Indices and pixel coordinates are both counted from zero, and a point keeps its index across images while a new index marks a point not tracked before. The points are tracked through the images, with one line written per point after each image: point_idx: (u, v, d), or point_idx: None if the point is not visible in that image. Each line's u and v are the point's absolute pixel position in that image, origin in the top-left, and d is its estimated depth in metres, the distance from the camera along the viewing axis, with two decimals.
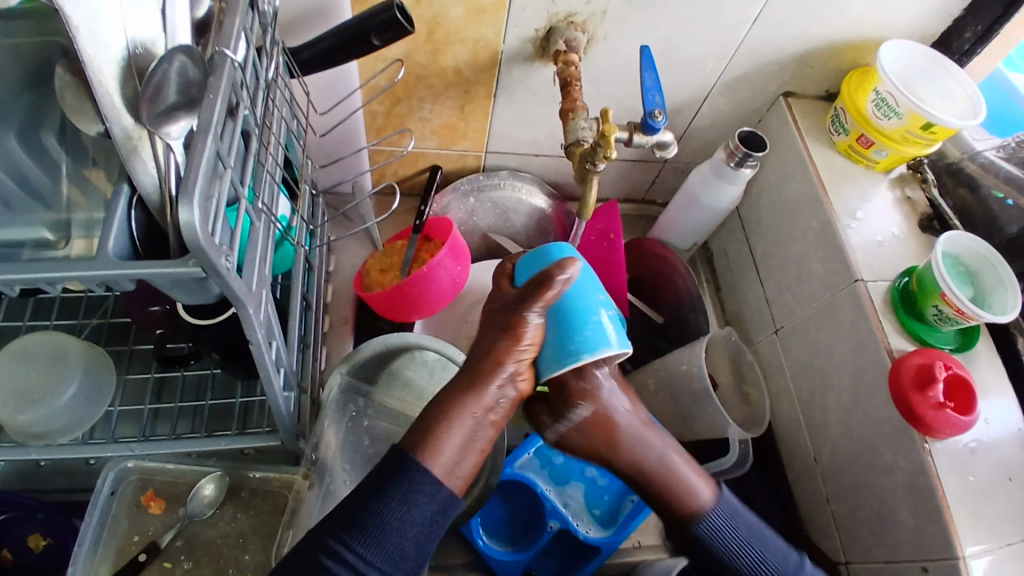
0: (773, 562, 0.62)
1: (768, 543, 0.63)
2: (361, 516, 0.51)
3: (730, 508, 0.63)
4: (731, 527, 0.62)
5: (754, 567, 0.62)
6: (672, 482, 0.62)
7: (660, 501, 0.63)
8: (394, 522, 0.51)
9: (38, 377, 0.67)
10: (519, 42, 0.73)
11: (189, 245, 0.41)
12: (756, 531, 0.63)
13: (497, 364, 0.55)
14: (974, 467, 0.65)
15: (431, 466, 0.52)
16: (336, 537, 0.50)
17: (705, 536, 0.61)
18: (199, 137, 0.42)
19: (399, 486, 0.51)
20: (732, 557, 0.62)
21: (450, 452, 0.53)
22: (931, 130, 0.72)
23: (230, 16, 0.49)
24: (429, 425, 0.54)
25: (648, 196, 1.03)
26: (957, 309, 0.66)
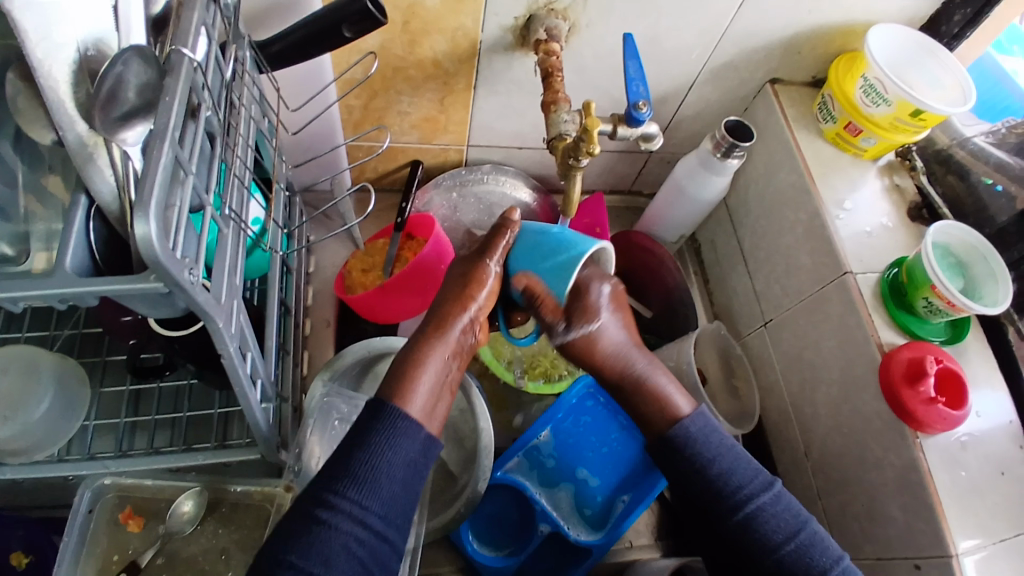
0: (742, 476, 0.59)
1: (738, 459, 0.60)
2: (350, 463, 0.51)
3: (709, 426, 0.61)
4: (705, 436, 0.60)
5: (724, 477, 0.58)
6: (652, 391, 0.63)
7: (638, 405, 0.63)
8: (383, 462, 0.51)
9: (9, 393, 0.64)
10: (499, 31, 0.70)
11: (148, 260, 0.39)
12: (724, 444, 0.60)
13: (457, 309, 0.59)
14: (965, 461, 0.64)
15: (408, 409, 0.54)
16: (330, 489, 0.50)
17: (679, 443, 0.60)
18: (156, 143, 0.40)
19: (384, 429, 0.52)
20: (704, 466, 0.59)
21: (426, 395, 0.55)
22: (920, 117, 0.71)
23: (188, 10, 0.46)
24: (401, 373, 0.56)
25: (634, 187, 1.01)
26: (948, 301, 0.65)
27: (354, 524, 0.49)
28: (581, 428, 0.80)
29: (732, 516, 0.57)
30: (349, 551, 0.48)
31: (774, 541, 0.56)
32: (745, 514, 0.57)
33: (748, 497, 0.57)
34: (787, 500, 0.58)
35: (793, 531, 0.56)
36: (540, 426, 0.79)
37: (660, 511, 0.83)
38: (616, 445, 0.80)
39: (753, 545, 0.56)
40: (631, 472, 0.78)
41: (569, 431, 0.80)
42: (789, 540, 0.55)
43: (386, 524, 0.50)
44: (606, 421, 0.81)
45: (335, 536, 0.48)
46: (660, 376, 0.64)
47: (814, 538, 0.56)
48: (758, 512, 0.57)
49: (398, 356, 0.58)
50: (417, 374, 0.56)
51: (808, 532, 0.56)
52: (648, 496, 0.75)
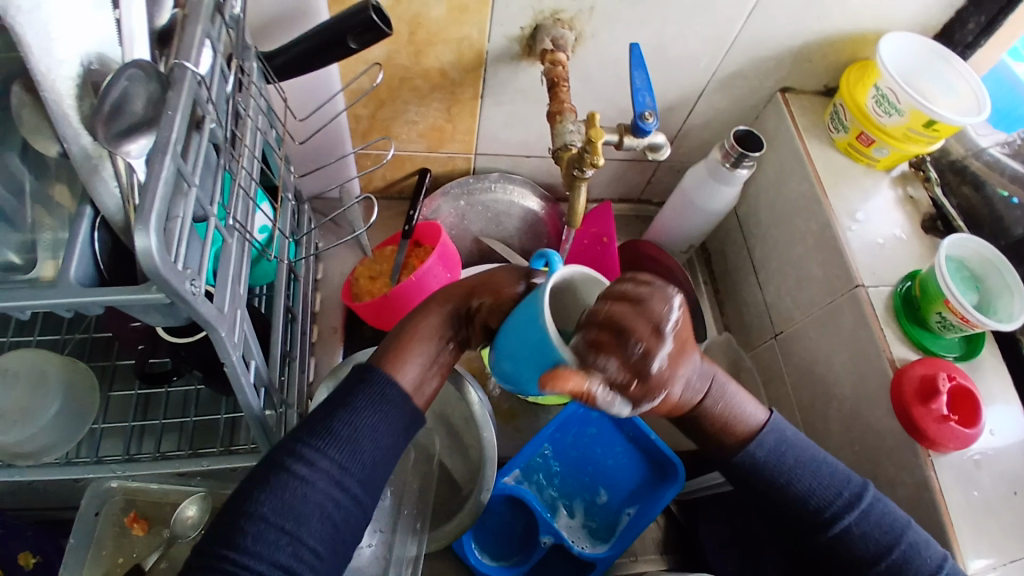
0: (831, 484, 0.55)
1: (819, 474, 0.56)
2: (332, 423, 0.51)
3: (779, 440, 0.57)
4: (780, 452, 0.56)
5: (807, 496, 0.55)
6: (721, 413, 0.55)
7: (703, 429, 0.56)
8: (364, 427, 0.51)
9: (21, 396, 0.65)
10: (505, 41, 0.70)
11: (148, 273, 0.39)
12: (807, 456, 0.56)
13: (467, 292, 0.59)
14: (979, 481, 0.62)
15: (396, 376, 0.54)
16: (308, 445, 0.50)
17: (756, 464, 0.56)
18: (157, 156, 0.40)
19: (372, 393, 0.52)
20: (785, 483, 0.55)
21: (418, 364, 0.55)
22: (932, 127, 0.69)
23: (191, 25, 0.47)
24: (396, 340, 0.56)
25: (644, 196, 1.01)
26: (961, 317, 0.64)
27: (331, 484, 0.49)
28: (587, 440, 0.80)
29: (824, 532, 0.54)
30: (325, 512, 0.48)
31: (873, 555, 0.54)
32: (837, 532, 0.54)
33: (835, 516, 0.54)
34: (882, 509, 0.55)
35: (890, 543, 0.54)
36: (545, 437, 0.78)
37: (668, 525, 0.83)
38: (621, 458, 0.79)
39: (853, 559, 0.54)
40: (636, 484, 0.78)
41: (573, 443, 0.80)
42: (887, 557, 0.53)
43: (363, 489, 0.51)
44: (611, 432, 0.79)
45: (312, 494, 0.48)
46: (730, 390, 0.56)
47: (915, 541, 0.54)
48: (851, 528, 0.54)
49: (395, 328, 0.58)
50: (411, 345, 0.55)
51: (908, 542, 0.54)
52: (652, 508, 0.74)
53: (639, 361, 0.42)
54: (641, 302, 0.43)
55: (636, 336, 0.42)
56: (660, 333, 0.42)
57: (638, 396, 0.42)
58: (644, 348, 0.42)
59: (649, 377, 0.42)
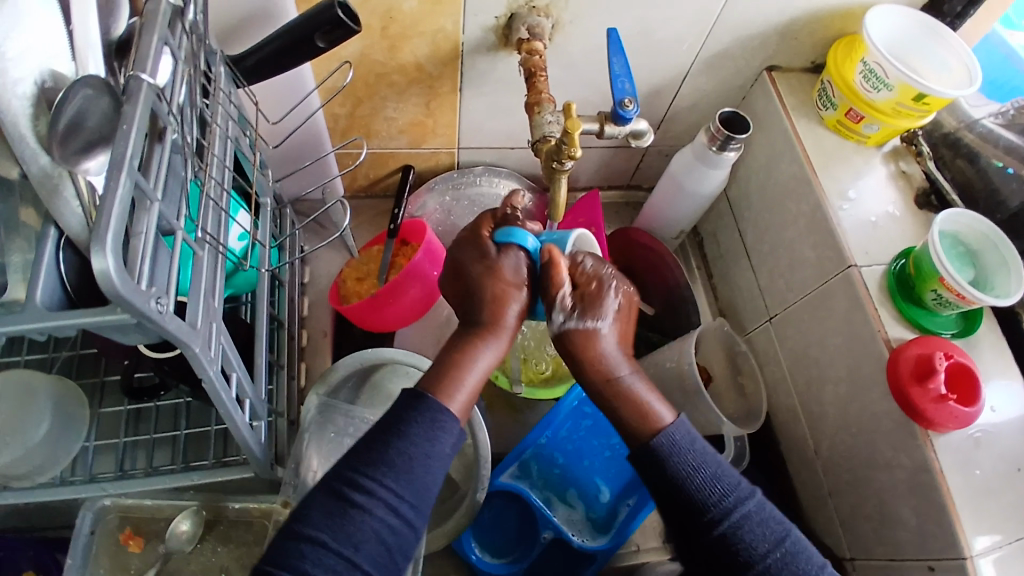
0: (730, 481, 0.54)
1: (724, 467, 0.55)
2: (388, 451, 0.49)
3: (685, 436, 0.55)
4: (688, 447, 0.55)
5: (707, 486, 0.53)
6: (634, 403, 0.56)
7: (618, 415, 0.57)
8: (422, 457, 0.49)
9: (8, 417, 0.64)
10: (481, 32, 0.68)
11: (108, 294, 0.38)
12: (707, 455, 0.55)
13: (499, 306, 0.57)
14: (978, 460, 0.61)
15: (449, 406, 0.53)
16: (364, 473, 0.48)
17: (660, 454, 0.54)
18: (113, 174, 0.39)
19: (427, 419, 0.51)
20: (688, 475, 0.54)
21: (470, 393, 0.54)
22: (923, 101, 0.67)
23: (146, 33, 0.45)
24: (448, 367, 0.55)
25: (633, 181, 0.99)
26: (957, 293, 0.62)
27: (388, 511, 0.48)
28: (583, 432, 0.78)
29: (715, 526, 0.52)
30: (380, 537, 0.48)
31: (756, 552, 0.52)
32: (729, 524, 0.52)
33: (733, 507, 0.53)
34: (770, 510, 0.54)
35: (778, 541, 0.52)
36: (543, 430, 0.76)
37: None
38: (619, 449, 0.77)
39: (733, 560, 0.52)
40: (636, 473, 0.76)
41: (569, 437, 0.78)
42: (774, 551, 0.52)
43: (417, 513, 0.50)
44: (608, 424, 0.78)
45: (368, 522, 0.47)
46: (646, 389, 0.57)
47: (800, 546, 0.53)
48: (745, 521, 0.52)
49: (443, 351, 0.56)
50: (464, 374, 0.54)
51: (794, 539, 0.53)
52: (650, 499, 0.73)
53: (604, 276, 0.59)
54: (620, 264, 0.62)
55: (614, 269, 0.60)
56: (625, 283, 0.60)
57: (586, 298, 0.57)
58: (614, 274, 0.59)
59: (604, 287, 0.58)
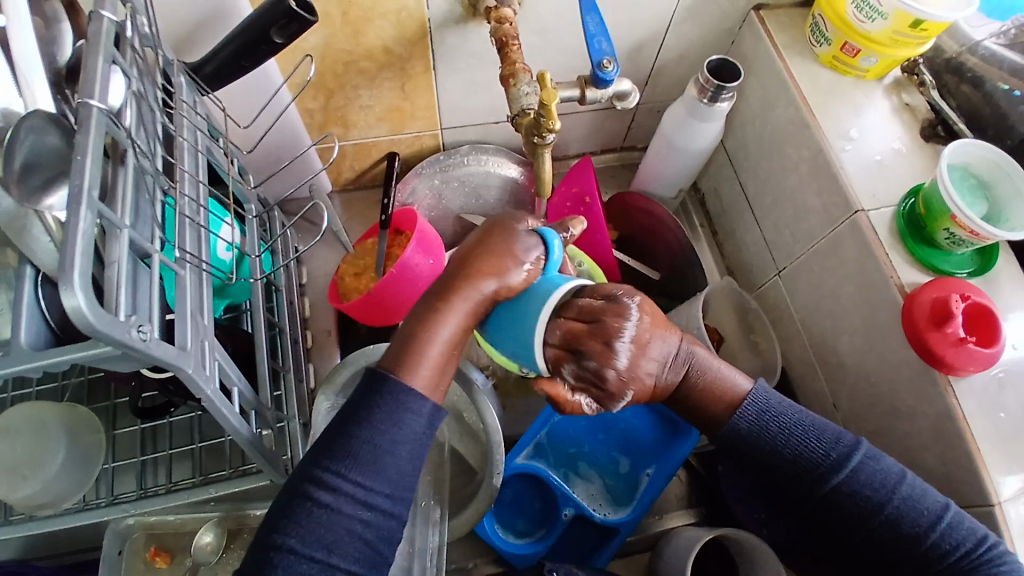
0: (827, 440, 0.55)
1: (813, 430, 0.56)
2: (350, 443, 0.48)
3: (765, 406, 0.57)
4: (769, 418, 0.57)
5: (802, 452, 0.55)
6: (706, 387, 0.58)
7: (697, 397, 0.58)
8: (385, 445, 0.48)
9: (26, 449, 0.65)
10: (446, 5, 0.65)
11: (85, 331, 0.37)
12: (799, 419, 0.56)
13: (474, 273, 0.51)
14: (1005, 401, 0.59)
15: (410, 382, 0.49)
16: (329, 468, 0.48)
17: (753, 420, 0.57)
18: (72, 209, 0.37)
19: (385, 404, 0.48)
20: (777, 448, 0.56)
21: (435, 367, 0.50)
22: (921, 27, 0.63)
23: (90, 55, 0.42)
24: (412, 337, 0.50)
25: (626, 143, 0.95)
26: (970, 230, 0.59)
27: (358, 506, 0.47)
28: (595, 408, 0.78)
29: (821, 489, 0.55)
30: (354, 534, 0.47)
31: (875, 505, 0.53)
32: (835, 487, 0.54)
33: (833, 470, 0.54)
34: (877, 460, 0.54)
35: (891, 492, 0.53)
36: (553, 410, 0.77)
37: (689, 479, 0.82)
38: (633, 419, 0.77)
39: (851, 515, 0.54)
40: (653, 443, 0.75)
41: (580, 415, 0.79)
42: (887, 505, 0.53)
43: (394, 502, 0.49)
44: None
45: (338, 520, 0.47)
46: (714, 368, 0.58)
47: (917, 489, 0.53)
48: (851, 481, 0.54)
49: (408, 318, 0.51)
50: (428, 344, 0.50)
51: (906, 491, 0.53)
52: (669, 464, 0.71)
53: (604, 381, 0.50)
54: (596, 320, 0.50)
55: (592, 355, 0.49)
56: (611, 349, 0.50)
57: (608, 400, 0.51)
58: (603, 364, 0.49)
59: (616, 389, 0.50)
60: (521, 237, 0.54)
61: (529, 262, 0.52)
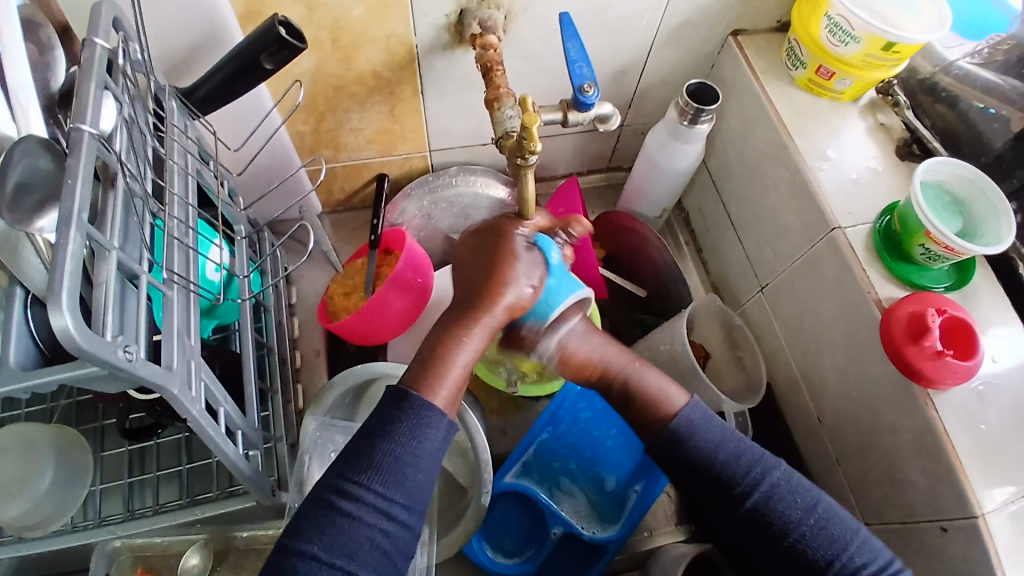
0: (749, 458, 0.57)
1: (740, 443, 0.58)
2: (375, 454, 0.49)
3: (700, 418, 0.59)
4: (705, 425, 0.58)
5: (727, 464, 0.57)
6: (645, 396, 0.60)
7: (635, 405, 0.61)
8: (409, 458, 0.49)
9: (12, 473, 0.65)
10: (432, 31, 0.67)
11: (73, 351, 0.37)
12: (726, 433, 0.58)
13: (493, 292, 0.53)
14: (984, 414, 0.60)
15: (431, 400, 0.51)
16: (352, 477, 0.48)
17: (680, 435, 0.58)
18: (62, 232, 0.38)
19: (410, 419, 0.50)
20: (707, 458, 0.57)
21: (454, 386, 0.52)
22: (893, 50, 0.65)
23: (83, 82, 0.43)
24: (429, 356, 0.52)
25: (612, 163, 0.97)
26: (945, 246, 0.61)
27: (379, 516, 0.48)
28: (583, 424, 0.78)
29: (745, 500, 0.55)
30: (374, 543, 0.47)
31: (791, 520, 0.54)
32: (757, 497, 0.55)
33: (755, 482, 0.56)
34: (798, 479, 0.56)
35: (808, 508, 0.55)
36: (541, 428, 0.77)
37: (677, 495, 0.82)
38: (620, 438, 0.77)
39: (770, 528, 0.54)
40: (643, 460, 0.75)
41: (567, 433, 0.79)
42: (804, 520, 0.54)
43: (411, 514, 0.50)
44: (606, 415, 0.77)
45: (359, 528, 0.47)
46: (658, 382, 0.61)
47: (833, 511, 0.55)
48: (770, 494, 0.55)
49: (426, 339, 0.54)
50: (448, 361, 0.52)
51: (823, 507, 0.55)
52: (657, 484, 0.73)
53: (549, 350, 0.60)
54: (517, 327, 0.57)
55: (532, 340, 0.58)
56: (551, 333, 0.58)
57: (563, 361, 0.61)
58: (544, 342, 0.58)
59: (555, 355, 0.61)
60: (527, 253, 0.55)
61: (533, 280, 0.54)
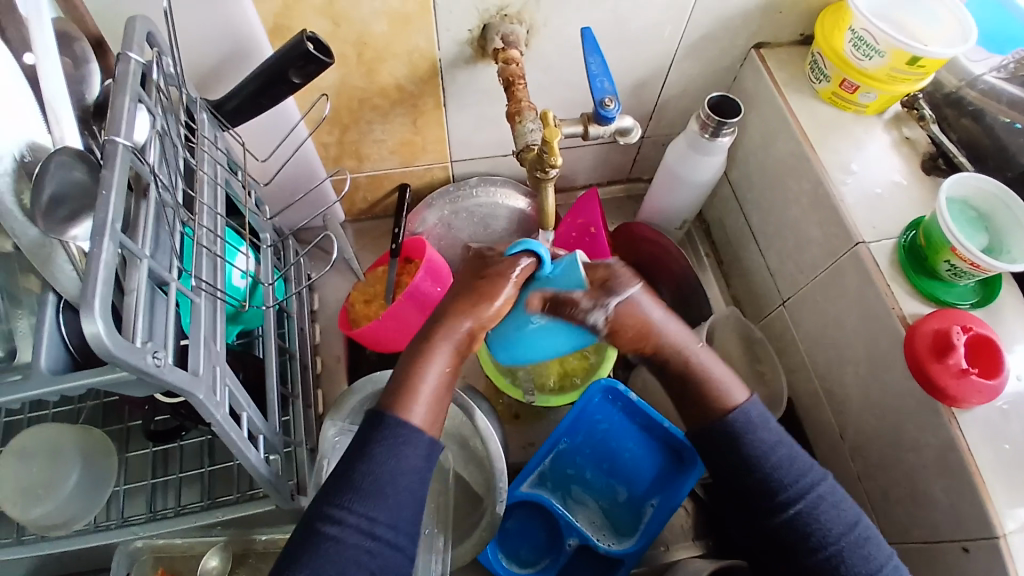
0: (801, 466, 0.57)
1: (794, 450, 0.58)
2: (353, 475, 0.50)
3: (758, 415, 0.58)
4: (764, 425, 0.58)
5: (781, 466, 0.56)
6: (706, 385, 0.59)
7: (691, 396, 0.59)
8: (387, 476, 0.49)
9: (40, 472, 0.66)
10: (455, 46, 0.68)
11: (104, 355, 0.39)
12: (781, 436, 0.58)
13: (460, 308, 0.53)
14: (1009, 433, 0.58)
15: (408, 419, 0.51)
16: (335, 502, 0.49)
17: (735, 431, 0.57)
18: (96, 240, 0.39)
19: (385, 438, 0.50)
20: (761, 455, 0.57)
21: (429, 403, 0.52)
22: (918, 64, 0.64)
23: (117, 94, 0.45)
24: (402, 376, 0.52)
25: (632, 174, 0.97)
26: (971, 262, 0.60)
27: (363, 537, 0.48)
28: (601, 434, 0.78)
29: (793, 506, 0.55)
30: (361, 565, 0.48)
31: (830, 536, 0.54)
32: (804, 505, 0.55)
33: (805, 489, 0.56)
34: (840, 497, 0.57)
35: (849, 526, 0.55)
36: (560, 436, 0.77)
37: (693, 508, 0.81)
38: (637, 451, 0.77)
39: (808, 540, 0.55)
40: (659, 473, 0.76)
41: (584, 441, 0.79)
42: (844, 537, 0.54)
43: (398, 534, 0.50)
44: (624, 425, 0.77)
45: (345, 551, 0.48)
46: (718, 370, 0.59)
47: (869, 535, 0.55)
48: (817, 505, 0.55)
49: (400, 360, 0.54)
50: (420, 380, 0.52)
51: (861, 529, 0.55)
52: (674, 498, 0.73)
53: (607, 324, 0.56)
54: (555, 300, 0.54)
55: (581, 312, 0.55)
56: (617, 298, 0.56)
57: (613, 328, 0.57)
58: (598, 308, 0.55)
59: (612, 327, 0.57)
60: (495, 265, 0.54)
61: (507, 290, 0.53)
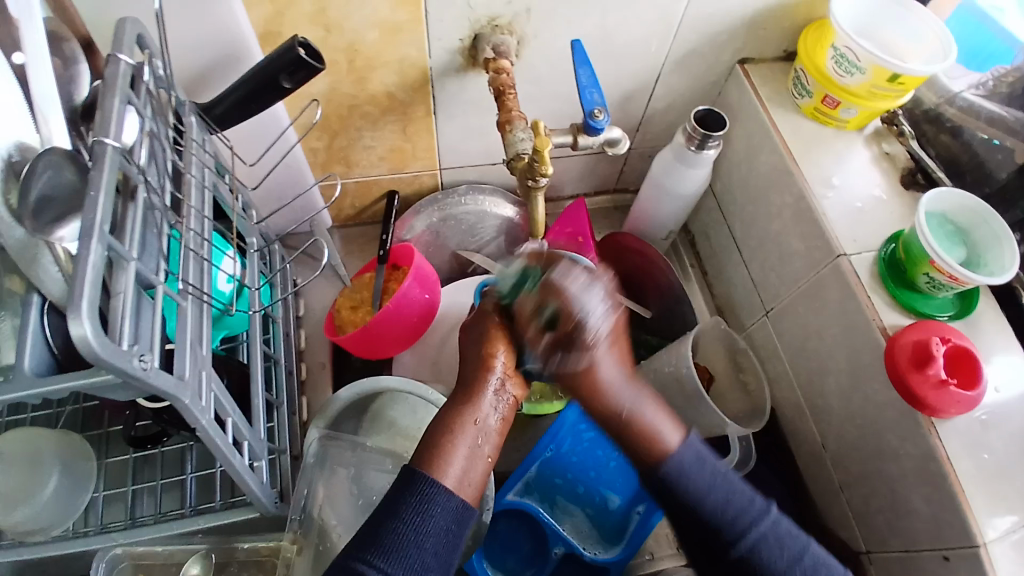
0: (737, 507, 0.56)
1: (732, 489, 0.56)
2: (381, 535, 0.50)
3: (692, 459, 0.56)
4: (696, 469, 0.56)
5: (720, 509, 0.55)
6: (642, 430, 0.56)
7: (625, 442, 0.57)
8: (412, 535, 0.51)
9: (19, 477, 0.65)
10: (446, 55, 0.68)
11: (90, 358, 0.38)
12: (711, 479, 0.56)
13: (482, 369, 0.57)
14: (988, 443, 0.60)
15: (441, 480, 0.53)
16: (361, 558, 0.50)
17: (667, 482, 0.56)
18: (83, 242, 0.39)
19: (413, 498, 0.52)
20: (695, 503, 0.55)
21: (460, 463, 0.54)
22: (897, 81, 0.66)
23: (106, 96, 0.44)
24: (434, 439, 0.55)
25: (619, 185, 0.98)
26: (949, 275, 0.61)
27: None
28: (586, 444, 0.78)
29: (732, 550, 0.55)
30: None
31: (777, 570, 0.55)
32: (746, 547, 0.55)
33: (746, 530, 0.55)
34: (784, 526, 0.57)
35: (796, 558, 0.55)
36: (545, 447, 0.77)
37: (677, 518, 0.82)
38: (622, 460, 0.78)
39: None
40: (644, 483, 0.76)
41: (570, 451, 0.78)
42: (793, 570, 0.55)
43: None
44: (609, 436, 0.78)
45: None
46: (649, 412, 0.57)
47: (819, 559, 0.56)
48: (758, 545, 0.55)
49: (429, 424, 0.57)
50: (449, 444, 0.54)
51: (812, 555, 0.56)
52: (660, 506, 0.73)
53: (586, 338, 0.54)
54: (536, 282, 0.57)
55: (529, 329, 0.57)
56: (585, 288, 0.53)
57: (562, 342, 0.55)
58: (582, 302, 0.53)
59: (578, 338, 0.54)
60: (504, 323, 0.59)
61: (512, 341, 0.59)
